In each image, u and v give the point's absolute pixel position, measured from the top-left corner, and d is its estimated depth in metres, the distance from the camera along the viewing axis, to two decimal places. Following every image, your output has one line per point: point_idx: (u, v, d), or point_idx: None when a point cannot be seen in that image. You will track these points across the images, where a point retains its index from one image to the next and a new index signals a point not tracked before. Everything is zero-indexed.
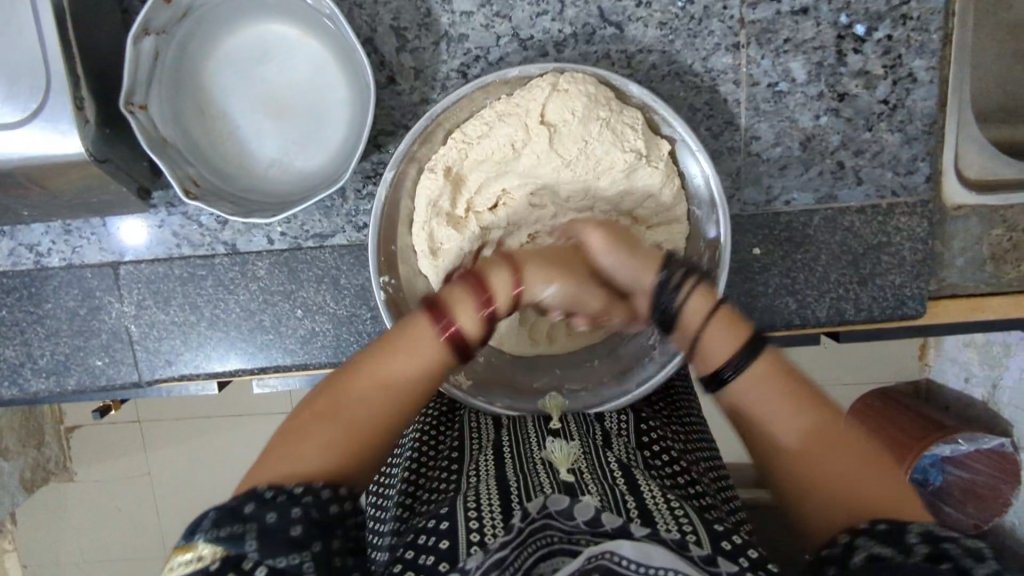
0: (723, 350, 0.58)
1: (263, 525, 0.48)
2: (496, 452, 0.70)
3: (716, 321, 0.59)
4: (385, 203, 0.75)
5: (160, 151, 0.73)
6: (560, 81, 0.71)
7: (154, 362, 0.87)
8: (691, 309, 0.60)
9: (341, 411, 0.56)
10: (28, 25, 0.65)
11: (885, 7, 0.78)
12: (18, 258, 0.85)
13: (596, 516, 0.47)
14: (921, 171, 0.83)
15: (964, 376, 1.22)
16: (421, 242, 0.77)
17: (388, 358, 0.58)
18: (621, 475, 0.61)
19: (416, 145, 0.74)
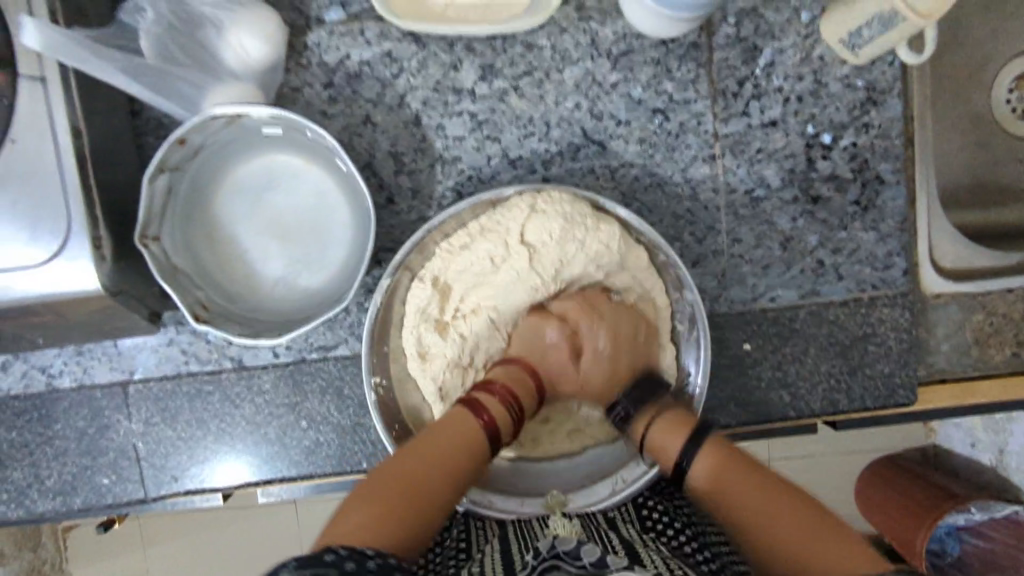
0: (669, 446, 0.74)
1: (344, 570, 0.52)
2: (502, 531, 0.75)
3: (659, 421, 0.76)
4: (380, 308, 0.78)
5: (171, 279, 0.76)
6: (538, 202, 0.76)
7: (160, 478, 0.89)
8: (639, 421, 0.77)
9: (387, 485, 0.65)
10: (50, 175, 0.69)
11: (848, 117, 0.84)
12: (31, 379, 0.87)
13: (601, 558, 0.54)
14: (898, 265, 0.87)
15: (970, 441, 1.22)
16: (410, 344, 0.79)
17: (432, 454, 0.67)
18: (620, 542, 0.68)
19: (412, 255, 0.78)
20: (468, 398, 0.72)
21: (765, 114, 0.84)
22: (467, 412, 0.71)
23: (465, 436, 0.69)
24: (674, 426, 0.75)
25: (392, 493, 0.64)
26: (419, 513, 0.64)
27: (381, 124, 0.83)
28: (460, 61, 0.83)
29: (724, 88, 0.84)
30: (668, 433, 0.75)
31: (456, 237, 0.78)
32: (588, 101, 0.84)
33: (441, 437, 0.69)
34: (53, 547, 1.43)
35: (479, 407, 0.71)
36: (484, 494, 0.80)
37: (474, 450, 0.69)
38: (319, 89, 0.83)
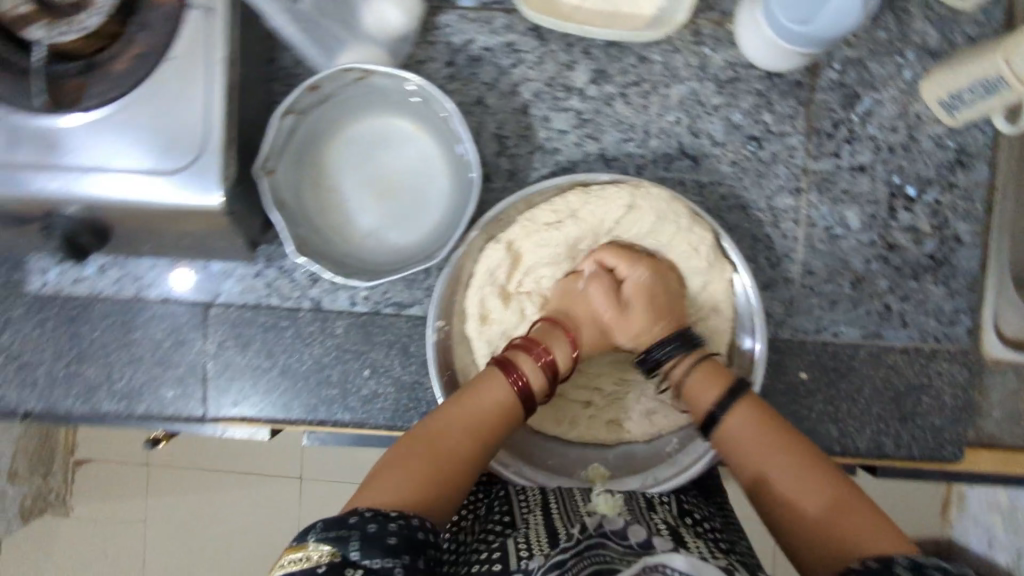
0: (705, 397, 0.75)
1: (365, 533, 0.56)
2: (542, 496, 0.76)
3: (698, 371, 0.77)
4: (456, 264, 0.81)
5: (279, 210, 0.82)
6: (635, 201, 0.81)
7: (221, 401, 0.93)
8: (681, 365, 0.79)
9: (424, 447, 0.68)
10: (201, 97, 0.75)
11: (935, 174, 0.88)
12: (122, 285, 0.93)
13: (646, 539, 0.56)
14: (963, 322, 0.89)
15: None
16: (472, 304, 0.83)
17: (465, 420, 0.71)
18: (664, 527, 0.68)
19: (497, 220, 0.83)
20: (502, 357, 0.75)
21: (855, 158, 0.88)
22: (499, 377, 0.74)
23: (496, 400, 0.73)
24: (717, 377, 0.76)
25: (421, 455, 0.67)
26: (444, 479, 0.67)
27: (492, 107, 0.89)
28: (575, 62, 0.88)
29: (820, 128, 0.88)
30: (709, 382, 0.76)
31: (541, 213, 0.82)
32: (689, 118, 0.88)
33: (477, 399, 0.73)
34: (61, 476, 1.51)
35: (513, 367, 0.74)
36: (516, 461, 0.84)
37: (504, 404, 0.73)
38: (441, 65, 0.89)
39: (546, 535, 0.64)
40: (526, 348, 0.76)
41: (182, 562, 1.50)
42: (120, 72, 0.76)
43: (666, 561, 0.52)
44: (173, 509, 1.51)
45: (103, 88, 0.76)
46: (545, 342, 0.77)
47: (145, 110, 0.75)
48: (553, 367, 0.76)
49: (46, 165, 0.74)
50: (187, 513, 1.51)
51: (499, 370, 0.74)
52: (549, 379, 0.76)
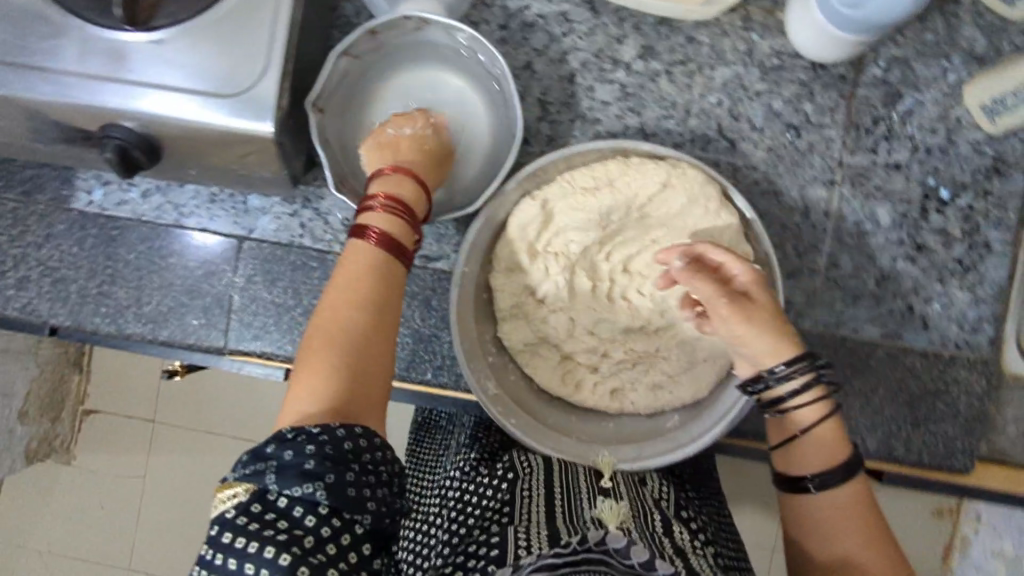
0: (815, 459, 0.73)
1: (280, 463, 0.57)
2: (547, 491, 0.72)
3: (824, 426, 0.73)
4: (487, 219, 0.83)
5: (322, 148, 0.84)
6: (672, 178, 0.81)
7: (243, 334, 0.94)
8: (804, 412, 0.73)
9: (333, 330, 0.64)
10: (264, 25, 0.78)
11: (970, 180, 0.88)
12: (162, 212, 0.95)
13: None
14: (986, 331, 0.88)
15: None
16: (501, 257, 0.86)
17: (353, 289, 0.67)
18: (670, 545, 0.64)
19: (536, 181, 0.85)
20: (356, 228, 0.71)
21: (892, 156, 0.89)
22: (358, 245, 0.70)
23: (357, 274, 0.68)
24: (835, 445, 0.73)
25: (318, 349, 0.63)
26: (364, 382, 0.64)
27: (539, 72, 0.91)
28: (625, 37, 0.90)
29: (859, 123, 0.89)
30: (829, 444, 0.73)
31: (577, 177, 0.83)
32: (730, 101, 0.89)
33: (362, 261, 0.69)
34: (69, 424, 1.58)
35: (364, 230, 0.70)
36: (518, 413, 0.84)
37: (376, 265, 0.69)
38: (494, 28, 0.91)
39: (544, 535, 0.60)
40: (365, 206, 0.72)
41: (177, 520, 1.55)
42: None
43: None
44: (181, 452, 1.55)
45: (174, 10, 0.80)
46: (381, 190, 0.73)
47: (209, 33, 0.78)
48: (398, 206, 0.72)
49: (113, 76, 0.77)
50: (186, 473, 1.55)
51: (358, 237, 0.70)
52: (397, 217, 0.72)
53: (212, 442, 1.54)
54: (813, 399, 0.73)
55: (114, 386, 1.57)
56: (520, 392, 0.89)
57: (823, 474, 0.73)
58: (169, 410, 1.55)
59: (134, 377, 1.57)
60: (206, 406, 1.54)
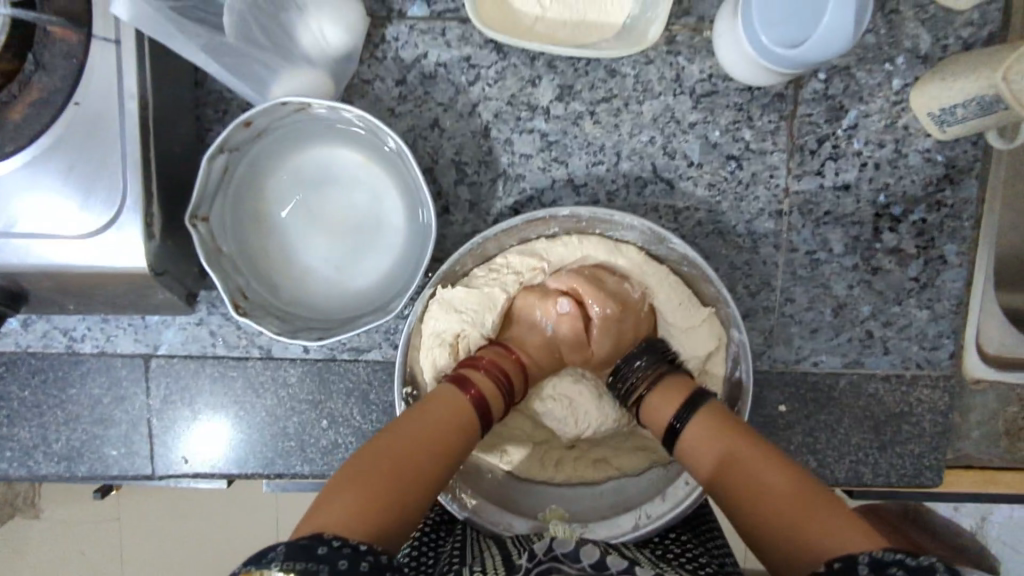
0: (663, 412, 0.70)
1: (333, 569, 0.50)
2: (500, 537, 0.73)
3: (659, 388, 0.72)
4: (412, 320, 0.77)
5: (214, 263, 0.73)
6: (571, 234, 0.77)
7: (170, 458, 0.86)
8: (646, 382, 0.73)
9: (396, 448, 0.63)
10: (112, 147, 0.66)
11: (922, 191, 0.82)
12: (50, 340, 0.84)
13: (601, 560, 0.52)
14: (946, 346, 0.86)
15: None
16: (430, 373, 0.78)
17: (424, 421, 0.66)
18: (624, 557, 0.66)
19: (456, 264, 0.77)
20: (456, 375, 0.72)
21: (840, 176, 0.82)
22: (470, 371, 0.72)
23: (446, 416, 0.67)
24: (674, 393, 0.71)
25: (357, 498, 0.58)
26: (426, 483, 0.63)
27: (449, 129, 0.80)
28: (539, 77, 0.80)
29: (802, 144, 0.81)
30: (666, 399, 0.71)
31: (512, 258, 0.78)
32: (663, 137, 0.81)
33: (435, 415, 0.67)
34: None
35: (466, 379, 0.70)
36: (504, 515, 0.82)
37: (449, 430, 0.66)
38: (390, 84, 0.79)
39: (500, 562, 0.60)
40: (469, 363, 0.73)
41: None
42: (14, 119, 0.65)
43: None
44: None
45: None
46: (489, 355, 0.74)
47: (49, 162, 0.65)
48: (505, 372, 0.73)
49: None
50: None
51: (472, 369, 0.72)
52: (502, 384, 0.72)
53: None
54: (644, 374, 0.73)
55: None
56: (496, 482, 0.84)
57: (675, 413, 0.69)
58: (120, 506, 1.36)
59: None
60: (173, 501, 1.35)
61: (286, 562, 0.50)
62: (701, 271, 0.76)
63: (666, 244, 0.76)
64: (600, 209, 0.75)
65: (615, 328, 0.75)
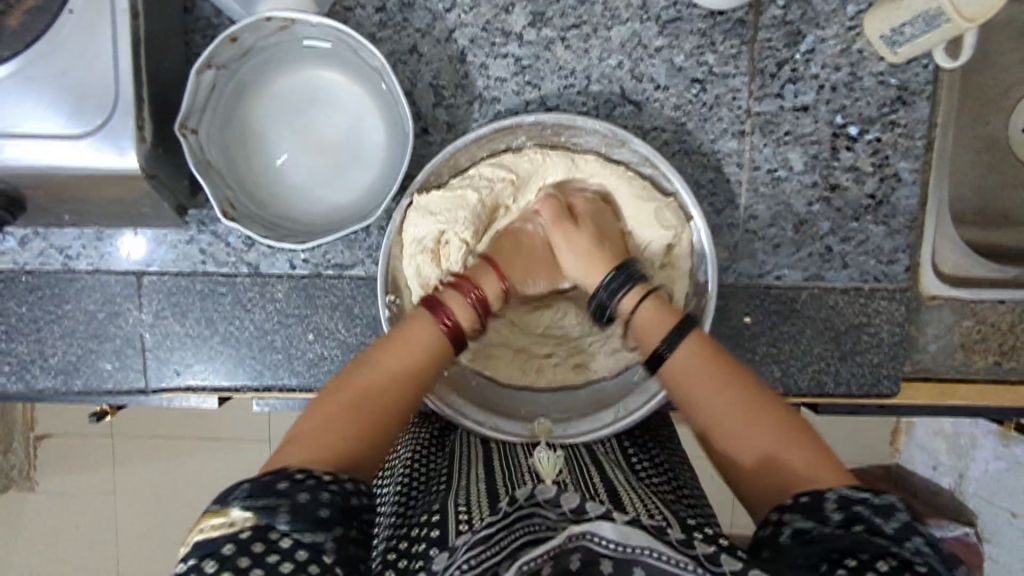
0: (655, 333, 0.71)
1: (293, 503, 0.54)
2: (487, 462, 0.76)
3: (647, 306, 0.73)
4: (395, 226, 0.81)
5: (203, 173, 0.78)
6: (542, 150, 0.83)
7: (163, 371, 0.90)
8: (627, 303, 0.75)
9: (365, 386, 0.65)
10: (105, 54, 0.70)
11: (877, 113, 0.87)
12: (46, 259, 0.88)
13: (580, 505, 0.53)
14: (902, 261, 0.90)
15: (932, 464, 1.29)
16: (410, 281, 0.82)
17: (397, 351, 0.68)
18: (603, 487, 0.70)
19: (430, 177, 0.81)
20: (427, 296, 0.72)
21: (799, 98, 0.87)
22: (427, 313, 0.71)
23: (420, 345, 0.69)
24: (663, 313, 0.72)
25: (322, 435, 0.61)
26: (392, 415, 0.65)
27: (427, 54, 0.85)
28: (512, 5, 0.84)
29: (763, 68, 0.86)
30: (654, 319, 0.72)
31: (484, 169, 0.82)
32: (631, 61, 0.85)
33: (401, 350, 0.68)
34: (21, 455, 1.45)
35: (441, 301, 0.71)
36: (490, 417, 0.86)
37: (421, 357, 0.69)
38: (371, 11, 0.84)
39: (485, 502, 0.63)
40: (454, 285, 0.73)
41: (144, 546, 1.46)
42: (12, 28, 0.69)
43: (595, 529, 0.51)
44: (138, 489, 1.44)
45: None
46: (476, 279, 0.75)
47: (46, 69, 0.70)
48: (485, 303, 0.74)
49: None
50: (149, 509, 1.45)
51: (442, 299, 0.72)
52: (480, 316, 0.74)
53: (182, 463, 1.43)
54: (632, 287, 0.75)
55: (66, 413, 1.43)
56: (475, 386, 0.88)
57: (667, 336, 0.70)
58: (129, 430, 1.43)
59: (66, 425, 1.44)
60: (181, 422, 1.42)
61: (247, 500, 0.54)
62: (660, 173, 0.82)
63: (626, 146, 0.82)
64: (563, 115, 0.80)
65: (597, 258, 0.79)
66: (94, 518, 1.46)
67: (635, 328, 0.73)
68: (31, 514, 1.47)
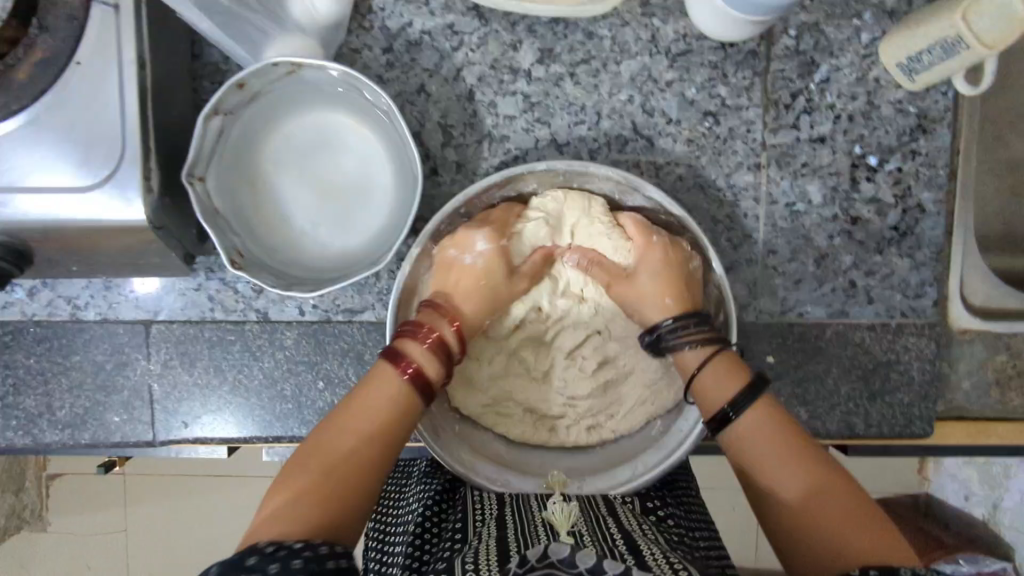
0: (715, 388, 0.72)
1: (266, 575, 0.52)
2: (498, 515, 0.72)
3: (714, 365, 0.73)
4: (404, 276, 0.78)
5: (211, 221, 0.76)
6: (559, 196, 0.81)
7: (171, 423, 0.88)
8: (693, 354, 0.74)
9: (344, 439, 0.66)
10: (112, 106, 0.69)
11: (896, 141, 0.85)
12: (55, 309, 0.88)
13: (601, 564, 0.49)
14: (929, 295, 0.87)
15: (963, 494, 1.23)
16: None
17: (362, 407, 0.68)
18: (621, 538, 0.65)
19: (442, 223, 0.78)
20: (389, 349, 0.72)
21: (815, 129, 0.85)
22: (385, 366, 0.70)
23: (384, 392, 0.69)
24: (735, 371, 0.72)
25: (296, 492, 0.62)
26: (370, 467, 0.66)
27: (434, 95, 0.84)
28: (519, 42, 0.83)
29: (777, 99, 0.84)
30: (722, 373, 0.72)
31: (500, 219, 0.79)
32: (641, 96, 0.84)
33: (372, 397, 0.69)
34: (36, 492, 1.42)
35: (398, 354, 0.70)
36: (502, 473, 0.81)
37: (392, 404, 0.69)
38: (378, 53, 0.83)
39: (495, 560, 0.59)
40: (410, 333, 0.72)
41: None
42: (20, 82, 0.69)
43: None
44: (151, 533, 1.42)
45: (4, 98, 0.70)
46: (432, 322, 0.73)
47: (53, 122, 0.69)
48: (442, 344, 0.72)
49: None
50: (161, 556, 1.42)
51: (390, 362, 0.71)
52: (443, 359, 0.72)
53: (195, 507, 1.40)
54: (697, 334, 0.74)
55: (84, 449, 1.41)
56: (485, 440, 0.84)
57: (753, 428, 0.68)
58: (144, 470, 1.41)
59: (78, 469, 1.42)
60: (196, 465, 1.40)
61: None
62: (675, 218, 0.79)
63: (640, 193, 0.80)
64: (575, 161, 0.77)
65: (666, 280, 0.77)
66: (105, 563, 1.43)
67: (697, 382, 0.73)
68: (42, 556, 1.45)
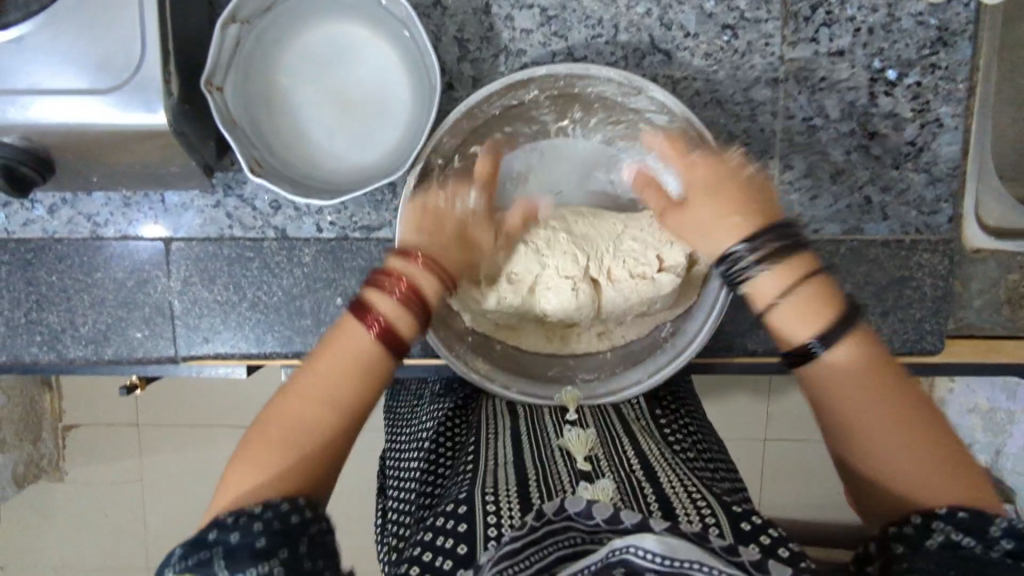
0: (799, 329, 0.60)
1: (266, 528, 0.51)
2: (515, 438, 0.76)
3: (802, 290, 0.60)
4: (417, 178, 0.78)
5: (231, 131, 0.77)
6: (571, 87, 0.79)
7: (191, 339, 0.89)
8: (769, 282, 0.61)
9: (285, 417, 0.59)
10: (131, 8, 0.69)
11: (916, 55, 0.84)
12: (75, 226, 0.89)
13: (614, 514, 0.48)
14: (944, 212, 0.87)
15: (967, 441, 1.24)
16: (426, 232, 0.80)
17: (309, 390, 0.60)
18: (636, 462, 0.68)
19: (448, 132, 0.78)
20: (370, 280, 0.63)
21: (835, 43, 0.84)
22: (358, 322, 0.62)
23: (355, 341, 0.62)
24: (820, 312, 0.59)
25: (267, 458, 0.57)
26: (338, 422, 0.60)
27: (451, 7, 0.83)
28: None
29: (797, 12, 0.83)
30: (809, 306, 0.60)
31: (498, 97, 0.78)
32: (659, 9, 0.83)
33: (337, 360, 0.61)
34: (52, 441, 1.43)
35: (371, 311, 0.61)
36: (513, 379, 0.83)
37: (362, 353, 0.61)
38: None
39: (517, 489, 0.63)
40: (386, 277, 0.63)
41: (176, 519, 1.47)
42: None
43: (637, 542, 0.45)
44: (168, 470, 1.45)
45: (25, 0, 0.70)
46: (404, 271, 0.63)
47: (73, 25, 0.69)
48: (413, 295, 0.63)
49: None
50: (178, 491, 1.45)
51: (359, 310, 0.62)
52: (416, 312, 0.63)
53: (213, 445, 1.43)
54: (779, 263, 0.61)
55: (99, 394, 1.43)
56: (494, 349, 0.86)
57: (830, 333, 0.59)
58: (159, 409, 1.42)
59: (92, 408, 1.43)
60: (209, 406, 1.41)
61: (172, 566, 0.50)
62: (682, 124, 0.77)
63: (644, 94, 0.78)
64: (575, 64, 0.76)
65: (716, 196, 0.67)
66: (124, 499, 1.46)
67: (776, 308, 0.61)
68: (58, 500, 1.46)
